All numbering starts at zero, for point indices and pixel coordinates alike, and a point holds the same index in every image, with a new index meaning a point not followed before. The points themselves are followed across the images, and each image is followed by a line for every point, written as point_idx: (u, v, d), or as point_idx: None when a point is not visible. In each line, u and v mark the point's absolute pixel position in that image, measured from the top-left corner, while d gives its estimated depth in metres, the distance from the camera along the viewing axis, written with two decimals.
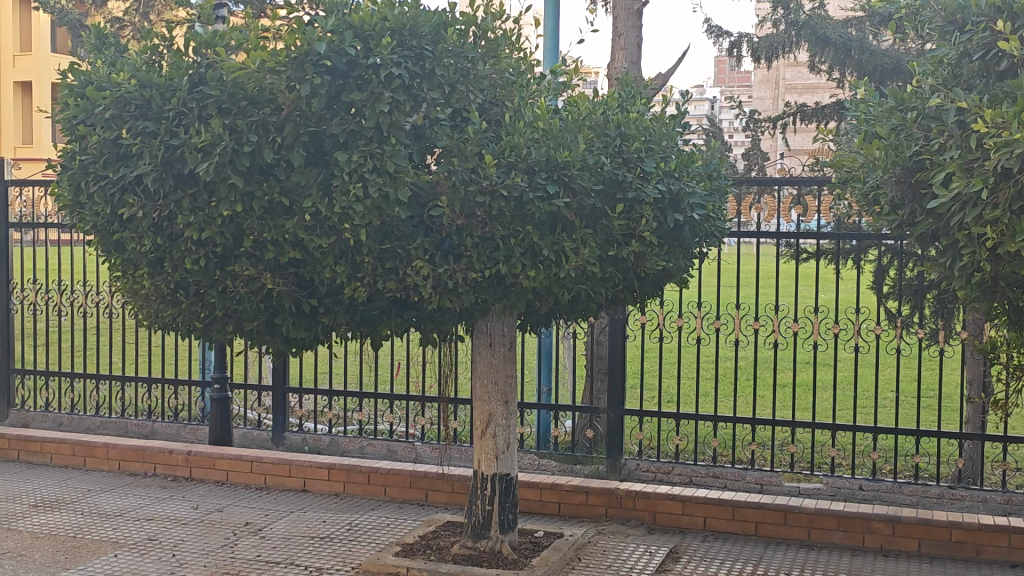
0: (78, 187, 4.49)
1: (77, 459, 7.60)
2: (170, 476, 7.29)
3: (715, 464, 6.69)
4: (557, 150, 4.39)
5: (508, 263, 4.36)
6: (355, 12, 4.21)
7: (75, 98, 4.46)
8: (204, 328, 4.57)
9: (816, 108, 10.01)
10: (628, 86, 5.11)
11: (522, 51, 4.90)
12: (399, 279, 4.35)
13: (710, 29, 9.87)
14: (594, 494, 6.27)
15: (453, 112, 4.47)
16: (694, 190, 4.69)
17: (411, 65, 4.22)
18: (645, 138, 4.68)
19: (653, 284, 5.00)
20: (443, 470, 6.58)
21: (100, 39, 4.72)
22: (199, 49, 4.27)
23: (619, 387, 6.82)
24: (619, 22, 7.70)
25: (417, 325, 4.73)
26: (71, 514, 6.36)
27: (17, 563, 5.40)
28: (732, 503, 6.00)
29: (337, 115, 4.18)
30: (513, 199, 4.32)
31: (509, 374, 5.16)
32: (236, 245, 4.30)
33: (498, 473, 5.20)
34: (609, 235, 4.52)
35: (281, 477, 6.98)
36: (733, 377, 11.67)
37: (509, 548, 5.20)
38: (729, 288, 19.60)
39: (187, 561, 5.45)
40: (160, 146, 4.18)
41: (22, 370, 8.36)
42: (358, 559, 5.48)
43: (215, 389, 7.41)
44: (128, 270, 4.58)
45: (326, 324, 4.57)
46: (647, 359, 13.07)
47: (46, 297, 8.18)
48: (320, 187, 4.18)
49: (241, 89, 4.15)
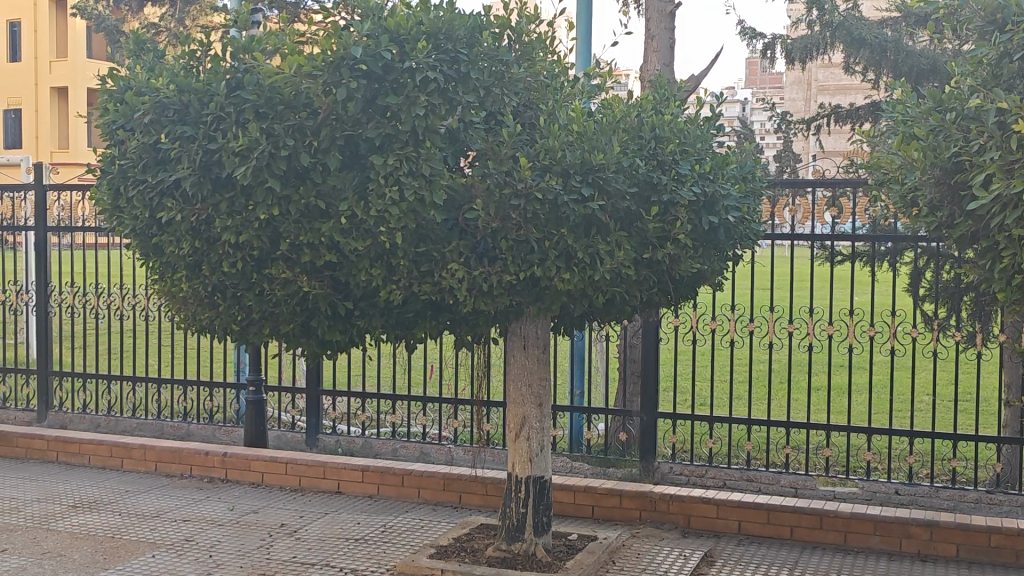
0: (116, 191, 4.54)
1: (115, 460, 7.68)
2: (206, 478, 7.35)
3: (749, 468, 6.65)
4: (592, 152, 4.39)
5: (542, 266, 4.35)
6: (390, 16, 4.25)
7: (115, 103, 4.51)
8: (241, 331, 4.61)
9: (851, 109, 9.94)
10: (662, 88, 5.10)
11: (556, 54, 4.90)
12: (434, 282, 4.37)
13: (743, 30, 9.83)
14: (628, 496, 6.27)
15: (487, 115, 4.48)
16: (729, 192, 4.67)
17: (446, 68, 4.25)
18: (680, 140, 4.67)
19: (688, 287, 4.98)
20: (476, 473, 6.59)
21: (138, 44, 4.74)
22: (236, 54, 4.34)
23: (652, 389, 6.78)
24: (652, 24, 7.69)
25: (451, 328, 4.74)
26: (110, 514, 6.44)
27: (57, 563, 5.46)
28: (767, 506, 5.97)
29: (372, 118, 4.20)
30: (548, 202, 4.31)
31: (542, 376, 5.16)
32: (273, 248, 4.34)
33: (533, 476, 5.21)
34: (644, 237, 4.51)
35: (316, 479, 7.02)
36: (767, 380, 11.63)
37: (543, 550, 5.21)
38: (762, 291, 19.53)
39: (224, 562, 5.50)
40: (198, 150, 4.22)
41: (60, 373, 8.44)
42: (393, 560, 5.51)
43: (250, 391, 7.46)
44: (166, 272, 4.63)
45: (361, 327, 4.60)
46: (680, 362, 13.05)
47: (83, 300, 8.26)
48: (355, 190, 4.21)
49: (278, 93, 4.20)
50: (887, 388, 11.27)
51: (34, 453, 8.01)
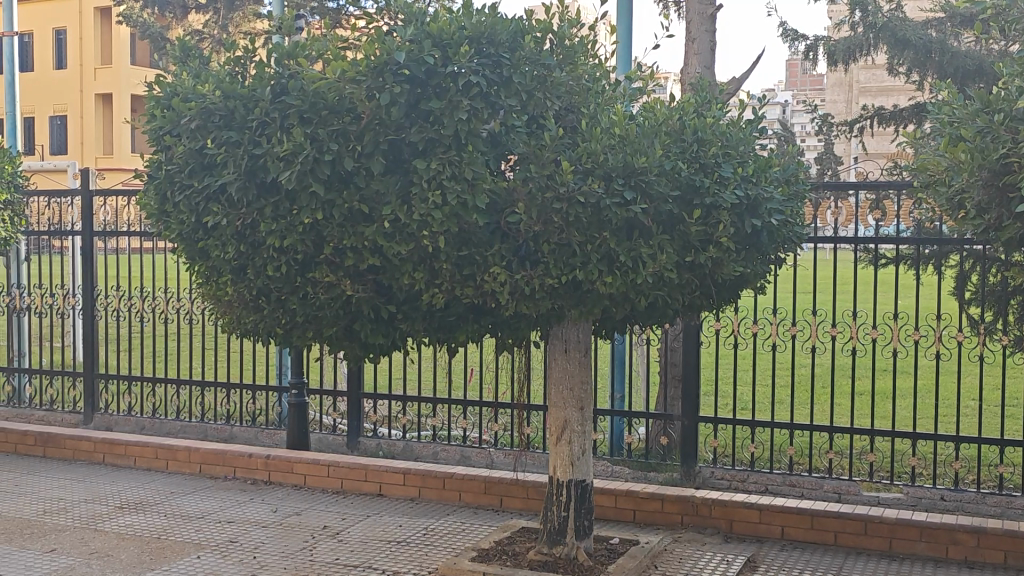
0: (163, 196, 4.60)
1: (160, 462, 7.78)
2: (250, 480, 7.43)
3: (792, 473, 6.61)
4: (634, 156, 4.38)
5: (585, 269, 4.34)
6: (433, 21, 4.28)
7: (161, 109, 4.57)
8: (285, 334, 4.65)
9: (895, 111, 9.84)
10: (703, 91, 5.08)
11: (598, 58, 4.90)
12: (476, 286, 4.39)
13: (785, 32, 9.77)
14: (670, 501, 6.25)
15: (529, 119, 4.49)
16: (772, 195, 4.63)
17: (489, 72, 4.27)
18: (723, 143, 4.65)
19: (731, 292, 4.95)
20: (518, 476, 6.60)
21: (184, 50, 4.79)
22: (280, 60, 4.39)
23: (693, 393, 6.73)
24: (693, 26, 7.66)
25: (494, 331, 4.75)
26: (156, 515, 6.51)
27: (104, 563, 5.54)
28: (811, 512, 5.93)
29: (415, 123, 4.23)
30: (590, 205, 4.31)
31: (584, 380, 5.16)
32: (317, 252, 4.37)
33: (574, 480, 5.20)
34: (687, 241, 4.49)
35: (358, 481, 7.06)
36: (810, 385, 11.54)
37: (584, 555, 5.19)
38: (804, 295, 19.40)
39: (267, 563, 5.54)
40: (244, 155, 4.26)
41: (106, 375, 8.56)
42: (435, 563, 5.52)
43: (292, 393, 7.53)
44: (211, 276, 4.68)
45: (403, 330, 4.62)
46: (721, 367, 12.98)
47: (128, 303, 8.37)
48: (398, 194, 4.23)
49: (322, 98, 4.24)
50: (932, 393, 11.15)
51: (81, 454, 8.12)
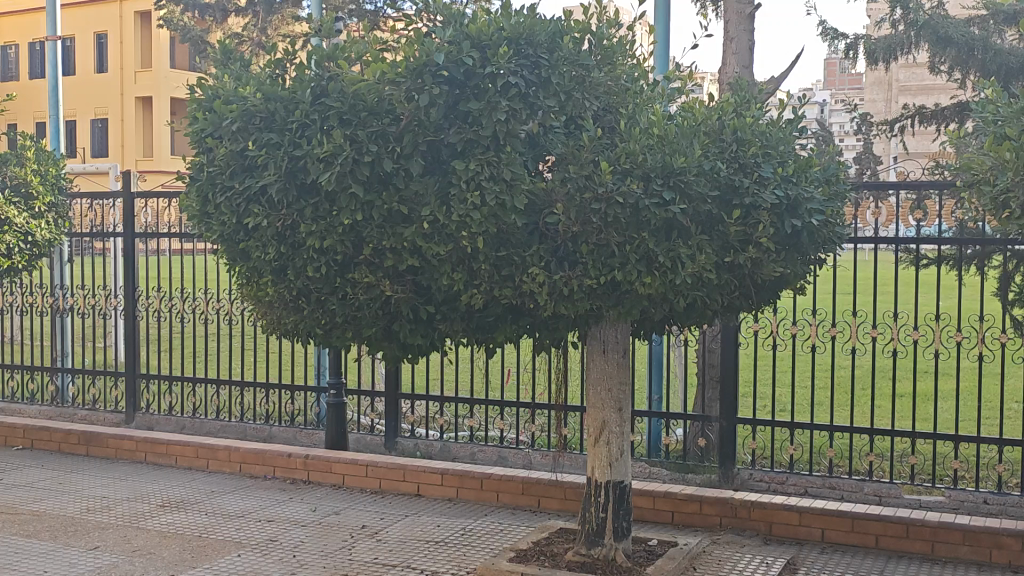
0: (205, 198, 4.64)
1: (201, 461, 7.86)
2: (289, 480, 7.47)
3: (832, 475, 6.54)
4: (673, 156, 4.37)
5: (623, 270, 4.33)
6: (473, 22, 4.31)
7: (203, 112, 4.61)
8: (324, 334, 4.67)
9: (936, 110, 9.74)
10: (742, 90, 5.03)
11: (636, 58, 4.88)
12: (515, 286, 4.40)
13: (825, 30, 9.70)
14: (708, 502, 6.22)
15: (567, 119, 4.49)
16: (813, 195, 4.57)
17: (528, 73, 4.28)
18: (762, 143, 4.61)
19: (770, 293, 4.89)
20: (555, 477, 6.60)
21: (225, 53, 4.83)
22: (320, 62, 4.42)
23: (731, 394, 6.68)
24: (731, 26, 7.62)
25: (532, 332, 4.75)
26: (197, 514, 6.57)
27: (147, 561, 5.59)
28: (852, 514, 5.87)
29: (454, 124, 4.26)
30: (629, 206, 4.30)
31: (622, 380, 5.15)
32: (356, 253, 4.39)
33: (612, 481, 5.19)
34: (726, 241, 4.46)
35: (396, 481, 7.09)
36: (849, 387, 11.44)
37: (623, 556, 5.17)
38: (844, 296, 19.24)
39: (307, 562, 5.57)
40: (284, 157, 4.28)
41: (148, 375, 8.65)
42: (473, 563, 5.53)
43: (331, 393, 7.57)
44: (252, 277, 4.72)
45: (442, 331, 4.63)
46: (760, 368, 12.89)
47: (169, 305, 8.45)
48: (437, 196, 4.25)
49: (361, 100, 4.27)
50: (974, 395, 11.02)
51: (123, 453, 8.21)
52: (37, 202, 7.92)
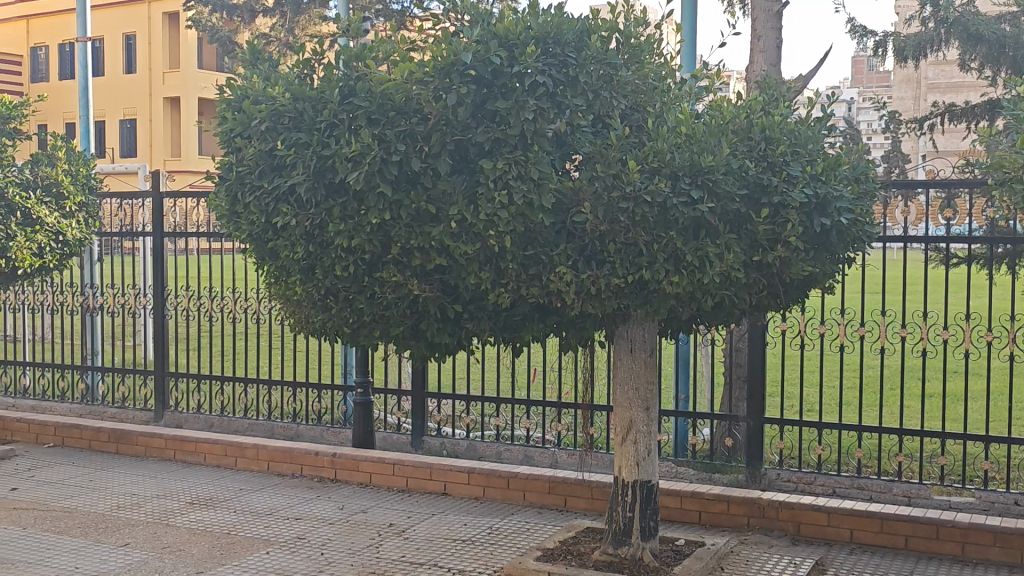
0: (234, 197, 4.66)
1: (229, 459, 7.91)
2: (317, 478, 7.51)
3: (860, 476, 6.49)
4: (701, 155, 4.35)
5: (651, 269, 4.31)
6: (500, 21, 4.31)
7: (232, 112, 4.64)
8: (353, 333, 4.68)
9: (966, 108, 9.70)
10: (769, 89, 5.01)
11: (663, 56, 4.86)
12: (542, 286, 4.39)
13: (854, 28, 9.64)
14: (736, 502, 6.19)
15: (595, 118, 4.49)
16: (842, 193, 4.52)
17: (555, 72, 4.29)
18: (791, 142, 4.58)
19: (799, 292, 4.86)
20: (582, 477, 6.59)
21: (254, 54, 4.86)
22: (348, 62, 4.44)
23: (758, 394, 6.65)
24: (759, 24, 7.59)
25: (559, 331, 4.74)
26: (226, 511, 6.61)
27: (176, 558, 5.63)
28: (881, 515, 5.83)
29: (482, 123, 4.27)
30: (657, 205, 4.29)
31: (650, 380, 5.13)
32: (384, 252, 4.41)
33: (639, 480, 5.18)
34: (754, 240, 4.43)
35: (422, 480, 7.10)
36: (878, 387, 11.37)
37: (650, 556, 5.16)
38: (873, 296, 19.12)
39: (334, 560, 5.59)
40: (313, 156, 4.30)
41: (176, 373, 8.71)
42: (500, 562, 5.54)
43: (358, 392, 7.59)
44: (281, 276, 4.74)
45: (469, 330, 4.63)
46: (788, 368, 12.83)
47: (197, 303, 8.51)
48: (464, 195, 4.26)
49: (389, 100, 4.29)
50: (1005, 395, 10.93)
51: (152, 451, 8.28)
52: (68, 202, 7.97)
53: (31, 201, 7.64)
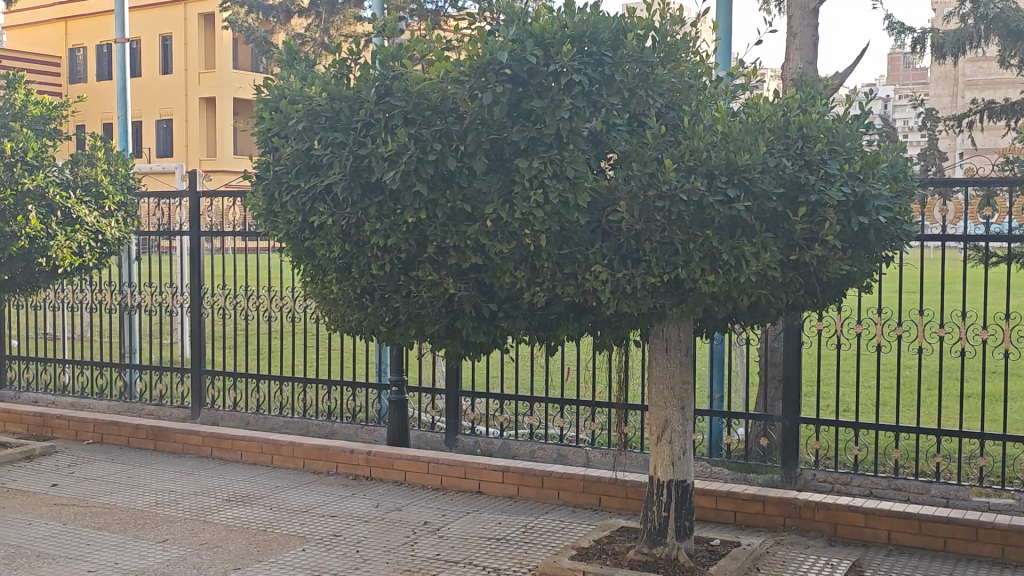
0: (271, 196, 4.69)
1: (265, 457, 7.96)
2: (352, 476, 7.54)
3: (897, 477, 6.43)
4: (737, 153, 4.33)
5: (687, 268, 4.30)
6: (536, 21, 4.31)
7: (270, 112, 4.67)
8: (388, 332, 4.70)
9: (1007, 105, 9.61)
10: (806, 86, 4.96)
11: (699, 54, 4.84)
12: (577, 284, 4.39)
13: (891, 25, 9.55)
14: (772, 503, 6.16)
15: (631, 117, 4.48)
16: (881, 192, 4.47)
17: (591, 71, 4.29)
18: (829, 140, 4.53)
19: (836, 291, 4.82)
20: (616, 475, 6.58)
21: (290, 54, 4.89)
22: (384, 61, 4.46)
23: (794, 393, 6.61)
24: (794, 21, 7.54)
25: (594, 331, 4.74)
26: (262, 509, 6.66)
27: (214, 554, 5.68)
28: (919, 516, 5.78)
29: (517, 122, 4.28)
30: (692, 203, 4.28)
31: (685, 379, 5.12)
32: (420, 251, 4.43)
33: (674, 480, 5.16)
34: (791, 239, 4.40)
35: (457, 478, 7.12)
36: (916, 387, 11.28)
37: (685, 556, 5.14)
38: (911, 296, 18.94)
39: (370, 557, 5.62)
40: (349, 156, 4.32)
41: (213, 371, 8.79)
42: (534, 560, 5.54)
43: (393, 391, 7.63)
44: (317, 274, 4.76)
45: (504, 329, 4.63)
46: (824, 368, 12.75)
47: (233, 302, 8.57)
48: (500, 194, 4.28)
49: (425, 99, 4.32)
50: None
51: (189, 448, 8.37)
52: (107, 201, 8.04)
53: (71, 201, 7.70)
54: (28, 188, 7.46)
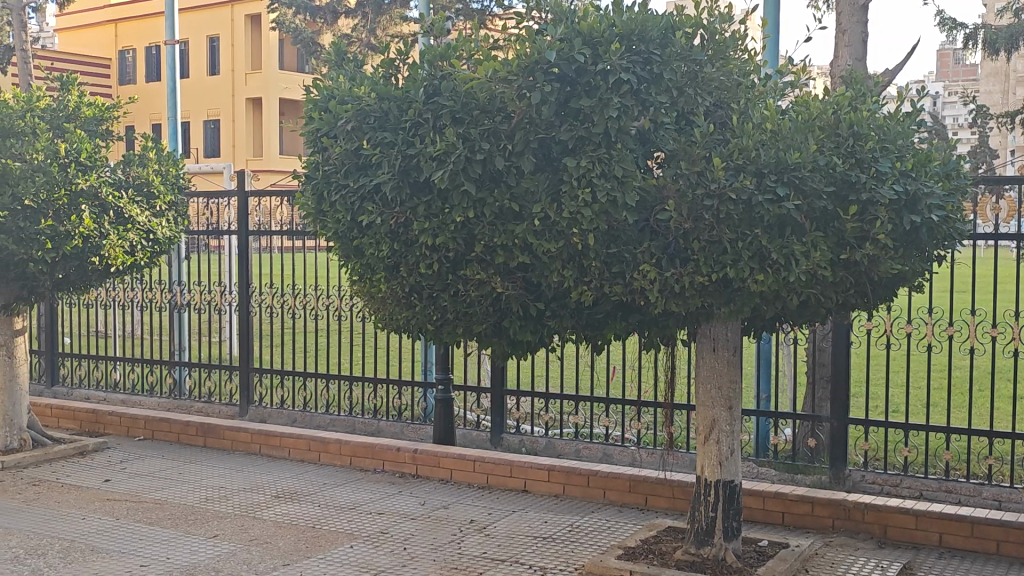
0: (320, 196, 4.72)
1: (313, 454, 8.03)
2: (398, 473, 7.58)
3: (948, 478, 6.34)
4: (788, 151, 4.30)
5: (736, 267, 4.26)
6: (584, 20, 4.31)
7: (319, 112, 4.70)
8: (435, 330, 4.72)
9: None
10: (858, 83, 4.90)
11: (748, 52, 4.80)
12: (625, 283, 4.38)
13: (942, 21, 9.42)
14: (821, 504, 6.10)
15: (679, 115, 4.46)
16: (933, 190, 4.40)
17: (640, 69, 4.28)
18: (881, 138, 4.47)
19: (887, 291, 4.75)
20: (663, 475, 6.56)
21: (339, 55, 4.93)
22: (432, 61, 4.49)
23: (843, 393, 6.54)
24: (844, 18, 7.46)
25: (642, 330, 4.72)
26: (310, 506, 6.71)
27: (264, 550, 5.74)
28: (971, 519, 5.70)
29: (566, 121, 4.28)
30: (741, 202, 4.25)
31: (733, 379, 5.10)
32: (467, 250, 4.45)
33: (722, 480, 5.13)
34: (841, 237, 4.35)
35: (503, 478, 7.12)
36: (968, 388, 11.12)
37: (733, 556, 5.11)
38: (964, 296, 18.66)
39: (417, 555, 5.65)
40: (398, 155, 4.36)
41: (260, 369, 8.88)
42: (581, 560, 5.54)
43: (439, 389, 7.67)
44: (365, 274, 4.79)
45: (552, 327, 4.63)
46: (873, 368, 12.62)
47: (281, 301, 8.65)
48: (548, 193, 4.29)
49: (474, 98, 4.34)
50: None
51: (238, 445, 8.46)
52: (158, 201, 8.16)
53: (123, 201, 7.80)
54: (82, 187, 7.57)
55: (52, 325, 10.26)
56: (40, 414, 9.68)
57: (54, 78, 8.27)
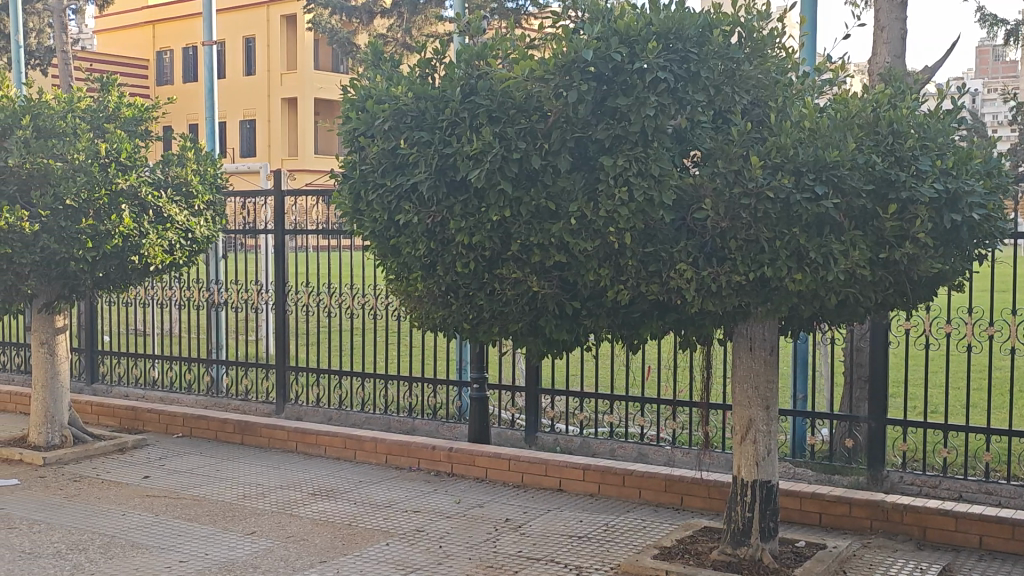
0: (357, 195, 4.73)
1: (349, 452, 8.07)
2: (433, 471, 7.61)
3: (989, 480, 6.27)
4: (826, 149, 4.27)
5: (773, 266, 4.24)
6: (621, 18, 4.30)
7: (356, 112, 4.72)
8: (472, 329, 4.73)
9: None
10: (897, 81, 4.85)
11: (786, 50, 4.76)
12: (662, 282, 4.36)
13: (982, 17, 9.31)
14: (859, 505, 6.05)
15: (716, 114, 4.44)
16: (974, 188, 4.33)
17: (676, 68, 4.27)
18: (920, 136, 4.42)
19: (926, 290, 4.70)
20: (699, 475, 6.53)
21: (376, 55, 4.95)
22: (469, 61, 4.50)
23: (882, 393, 6.48)
24: (883, 14, 7.39)
25: (678, 329, 4.70)
26: (346, 503, 6.75)
27: (301, 547, 5.79)
28: (1013, 521, 5.63)
29: (602, 120, 4.28)
30: (779, 201, 4.22)
31: (770, 379, 5.07)
32: (504, 249, 4.46)
33: (759, 480, 5.10)
34: (881, 236, 4.30)
35: (538, 476, 7.13)
36: (1009, 389, 11.00)
37: (770, 557, 5.08)
38: (1003, 295, 18.46)
39: (453, 553, 5.66)
40: (435, 154, 4.38)
41: (296, 367, 8.94)
42: (617, 559, 5.53)
43: (473, 388, 7.70)
44: (402, 273, 4.81)
45: (588, 326, 4.63)
46: (912, 368, 12.51)
47: (317, 299, 8.71)
48: (584, 192, 4.29)
49: (510, 97, 4.35)
50: None
51: (274, 442, 8.52)
52: (196, 200, 8.23)
53: (162, 201, 7.88)
54: (121, 187, 7.65)
55: (93, 323, 10.39)
56: (80, 410, 9.80)
57: (94, 80, 8.38)
